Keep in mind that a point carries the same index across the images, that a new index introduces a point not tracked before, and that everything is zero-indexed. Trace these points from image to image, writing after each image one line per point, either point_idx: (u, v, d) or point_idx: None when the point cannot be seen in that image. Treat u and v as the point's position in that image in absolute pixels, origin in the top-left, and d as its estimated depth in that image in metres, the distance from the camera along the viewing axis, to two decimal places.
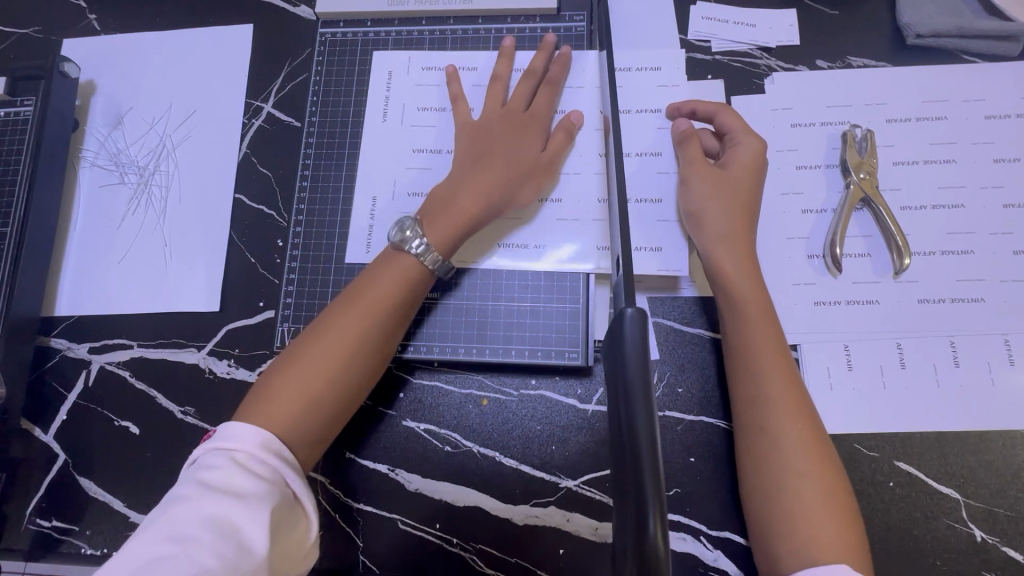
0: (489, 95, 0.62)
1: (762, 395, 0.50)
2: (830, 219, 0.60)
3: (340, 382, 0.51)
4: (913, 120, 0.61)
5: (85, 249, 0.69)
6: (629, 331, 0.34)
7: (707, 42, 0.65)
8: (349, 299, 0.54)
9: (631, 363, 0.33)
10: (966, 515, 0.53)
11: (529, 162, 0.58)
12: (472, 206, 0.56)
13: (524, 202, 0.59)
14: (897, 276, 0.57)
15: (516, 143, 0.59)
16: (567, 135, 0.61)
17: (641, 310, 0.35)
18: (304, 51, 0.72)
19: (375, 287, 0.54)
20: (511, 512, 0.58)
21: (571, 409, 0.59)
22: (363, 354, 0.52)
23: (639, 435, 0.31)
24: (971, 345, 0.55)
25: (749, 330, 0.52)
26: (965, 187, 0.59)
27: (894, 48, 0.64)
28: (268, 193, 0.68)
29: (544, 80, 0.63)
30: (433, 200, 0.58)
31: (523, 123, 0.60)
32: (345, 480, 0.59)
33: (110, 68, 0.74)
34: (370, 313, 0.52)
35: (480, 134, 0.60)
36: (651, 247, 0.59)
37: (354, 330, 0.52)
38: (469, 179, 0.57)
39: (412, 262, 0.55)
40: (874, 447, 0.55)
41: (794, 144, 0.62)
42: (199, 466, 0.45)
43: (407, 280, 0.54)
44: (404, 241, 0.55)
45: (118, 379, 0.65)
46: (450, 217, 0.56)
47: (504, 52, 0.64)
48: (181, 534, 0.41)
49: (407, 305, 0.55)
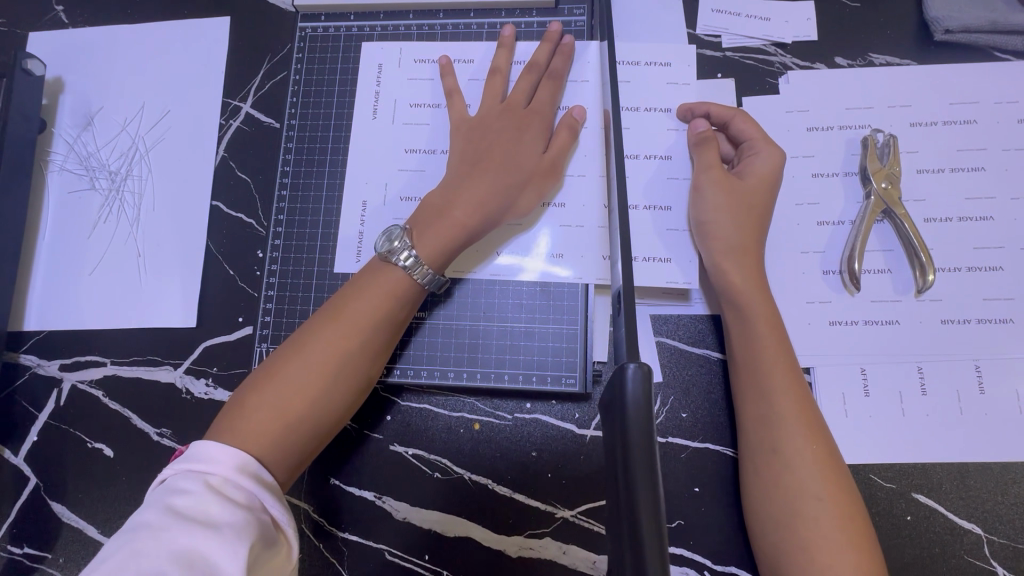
0: (487, 91, 0.58)
1: (777, 420, 0.46)
2: (847, 232, 0.55)
3: (321, 406, 0.47)
4: (939, 123, 0.56)
5: (54, 259, 0.65)
6: (630, 392, 0.30)
7: (717, 37, 0.61)
8: (334, 310, 0.49)
9: (632, 421, 0.29)
10: (988, 552, 0.50)
11: (529, 165, 0.54)
12: (466, 214, 0.52)
13: (524, 210, 0.55)
14: (919, 295, 0.53)
15: (514, 144, 0.54)
16: (572, 132, 0.56)
17: (645, 367, 0.30)
18: (285, 47, 0.67)
19: (359, 302, 0.49)
20: (504, 543, 0.54)
21: (567, 435, 0.56)
22: (349, 370, 0.48)
23: (637, 511, 0.27)
24: (998, 370, 0.52)
25: (762, 347, 0.48)
26: (995, 198, 0.55)
27: (920, 44, 0.59)
28: (247, 200, 0.64)
29: (545, 74, 0.58)
30: (426, 208, 0.53)
31: (522, 122, 0.55)
32: (328, 509, 0.56)
33: (79, 64, 0.69)
34: (357, 327, 0.48)
35: (477, 134, 0.55)
36: (661, 258, 0.55)
37: (337, 349, 0.48)
38: (464, 185, 0.53)
39: (401, 276, 0.50)
40: (892, 478, 0.51)
41: (809, 150, 0.57)
42: (166, 492, 0.40)
43: (395, 295, 0.50)
44: (392, 252, 0.50)
45: (91, 399, 0.62)
46: (440, 227, 0.51)
47: (503, 42, 0.59)
48: (147, 568, 0.36)
49: (395, 321, 0.51)
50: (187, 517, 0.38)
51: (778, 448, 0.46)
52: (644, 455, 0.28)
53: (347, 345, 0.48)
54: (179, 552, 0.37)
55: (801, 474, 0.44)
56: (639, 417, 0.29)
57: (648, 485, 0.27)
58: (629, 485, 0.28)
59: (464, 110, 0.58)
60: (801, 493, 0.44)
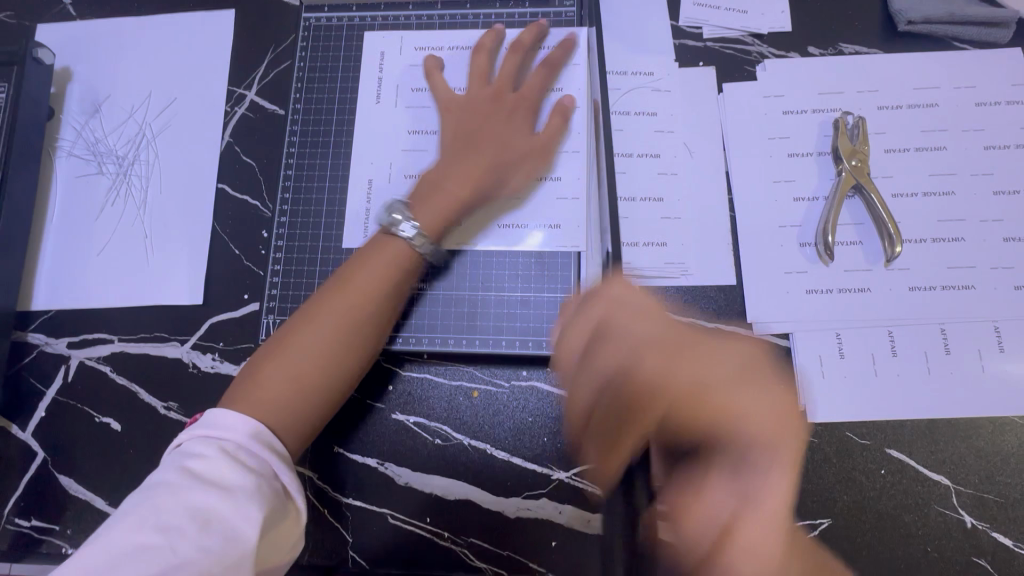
0: (474, 72, 0.61)
1: (754, 488, 0.31)
2: (822, 207, 0.59)
3: (331, 370, 0.49)
4: (905, 107, 0.61)
5: (62, 241, 0.67)
6: None
7: (698, 28, 0.64)
8: (338, 283, 0.52)
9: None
10: (957, 502, 0.53)
11: (518, 146, 0.58)
12: (461, 190, 0.55)
13: (515, 184, 0.59)
14: (888, 264, 0.57)
15: (505, 126, 0.58)
16: (564, 117, 0.60)
17: None
18: (288, 37, 0.70)
19: (363, 273, 0.52)
20: (503, 505, 0.57)
21: (562, 399, 0.58)
22: (352, 340, 0.50)
23: None
24: (962, 333, 0.55)
25: (617, 368, 0.39)
26: (956, 174, 0.59)
27: (885, 33, 0.63)
28: (252, 183, 0.67)
29: (533, 61, 0.62)
30: (422, 183, 0.56)
31: (512, 102, 0.59)
32: (333, 475, 0.58)
33: (86, 54, 0.72)
34: (361, 299, 0.51)
35: (469, 114, 0.59)
36: (657, 241, 0.59)
37: (345, 316, 0.50)
38: (458, 162, 0.56)
39: (403, 247, 0.53)
40: (865, 434, 0.55)
41: (786, 132, 0.61)
42: (182, 454, 0.43)
43: (397, 266, 0.53)
44: (395, 225, 0.54)
45: (99, 375, 0.63)
46: (439, 201, 0.55)
47: (486, 25, 0.63)
48: (166, 522, 0.39)
49: (397, 291, 0.53)
50: (201, 478, 0.41)
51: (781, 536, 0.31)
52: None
53: (353, 313, 0.51)
54: (194, 512, 0.39)
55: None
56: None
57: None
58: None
59: (446, 92, 0.62)
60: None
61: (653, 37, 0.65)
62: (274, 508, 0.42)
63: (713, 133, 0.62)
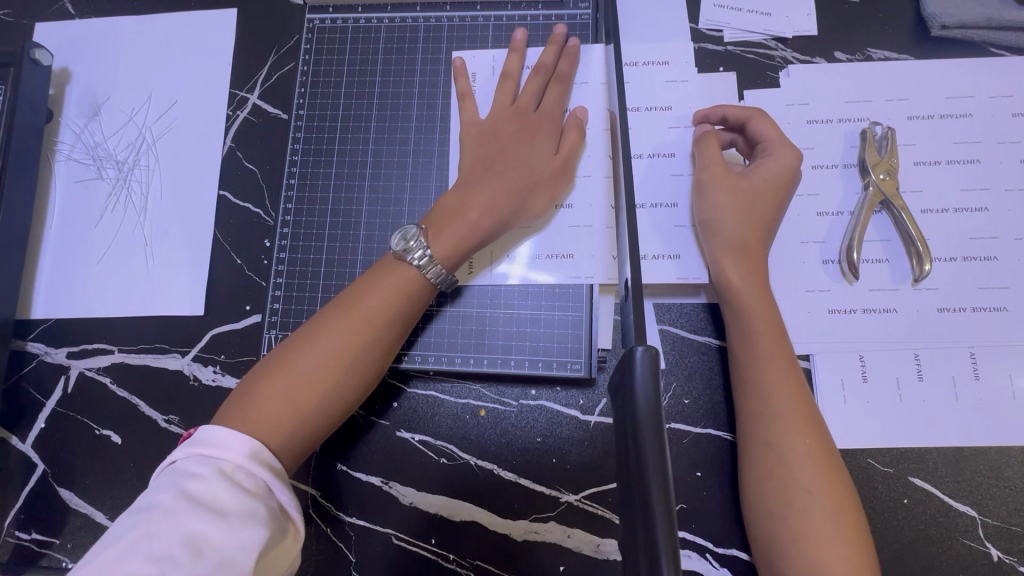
0: (499, 95, 0.59)
1: (757, 351, 0.50)
2: (847, 223, 0.57)
3: (329, 394, 0.48)
4: (936, 117, 0.58)
5: (61, 248, 0.65)
6: (638, 374, 0.30)
7: (719, 32, 0.62)
8: (345, 305, 0.50)
9: (640, 406, 0.29)
10: (983, 534, 0.51)
11: (539, 168, 0.55)
12: (481, 217, 0.53)
13: (537, 212, 0.56)
14: (916, 284, 0.54)
15: (525, 148, 0.55)
16: (580, 131, 0.57)
17: (653, 350, 0.31)
18: (292, 39, 0.68)
19: (369, 297, 0.50)
20: (510, 527, 0.55)
21: (572, 420, 0.57)
22: (358, 366, 0.49)
23: (650, 499, 0.26)
24: (992, 357, 0.53)
25: (722, 251, 0.52)
26: (990, 189, 0.56)
27: (917, 38, 0.60)
28: (254, 191, 0.65)
29: (554, 76, 0.59)
30: (439, 211, 0.54)
31: (532, 123, 0.57)
32: (336, 494, 0.57)
33: (85, 55, 0.70)
34: (368, 323, 0.49)
35: (490, 137, 0.56)
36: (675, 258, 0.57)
37: (349, 342, 0.48)
38: (477, 188, 0.54)
39: (413, 274, 0.51)
40: (889, 462, 0.53)
41: (810, 142, 0.59)
42: (178, 476, 0.41)
43: (405, 291, 0.51)
44: (407, 251, 0.51)
45: (99, 386, 0.62)
46: (455, 230, 0.52)
47: (515, 45, 0.60)
48: (159, 550, 0.37)
49: (405, 318, 0.51)
50: (199, 502, 0.39)
51: (762, 383, 0.49)
52: (655, 439, 0.28)
53: (357, 339, 0.49)
54: (190, 537, 0.37)
55: (793, 450, 0.46)
56: (650, 408, 0.29)
57: (659, 467, 0.27)
58: (640, 468, 0.28)
59: (476, 113, 0.59)
60: (785, 504, 0.45)
61: (672, 40, 0.62)
62: (274, 531, 0.40)
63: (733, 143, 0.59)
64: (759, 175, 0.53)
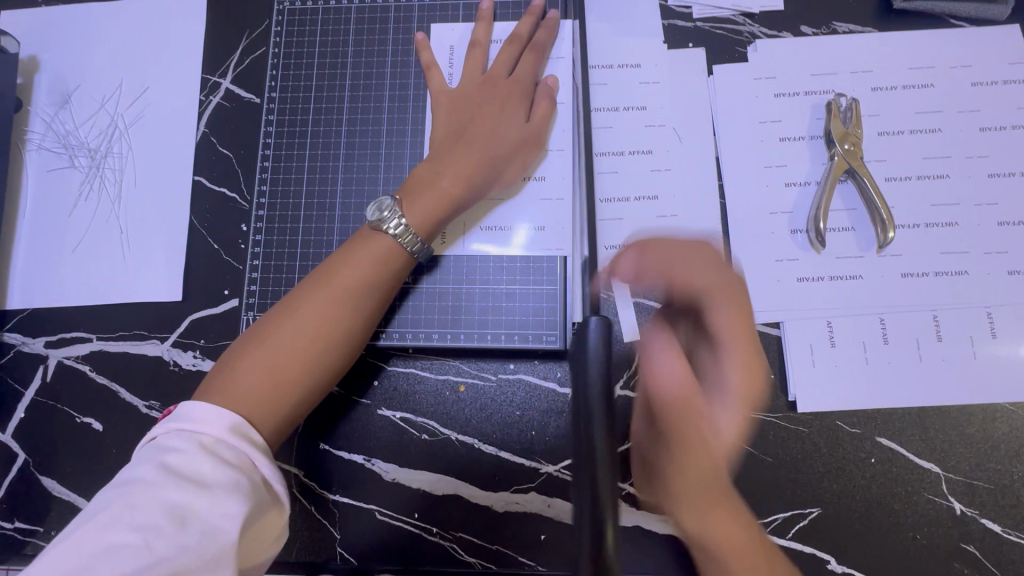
0: (468, 65, 0.59)
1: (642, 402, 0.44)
2: (814, 193, 0.58)
3: (309, 366, 0.48)
4: (899, 88, 0.59)
5: (35, 238, 0.65)
6: (592, 340, 0.38)
7: (688, 8, 0.62)
8: (323, 277, 0.50)
9: (592, 361, 0.38)
10: (946, 489, 0.53)
11: (514, 136, 0.56)
12: (454, 184, 0.53)
13: (509, 179, 0.57)
14: (881, 250, 0.56)
15: (497, 114, 0.56)
16: (551, 100, 0.58)
17: (604, 319, 0.39)
18: (263, 22, 0.67)
19: (348, 267, 0.50)
20: (492, 499, 0.56)
21: (550, 393, 0.58)
22: (337, 337, 0.49)
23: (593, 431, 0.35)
24: (955, 319, 0.55)
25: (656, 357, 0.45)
26: (951, 157, 0.57)
27: (880, 11, 0.61)
28: (229, 175, 0.65)
29: (529, 46, 0.60)
30: (415, 180, 0.54)
31: (503, 89, 0.57)
32: (320, 472, 0.58)
33: (53, 43, 0.69)
34: (346, 295, 0.49)
35: (463, 106, 0.57)
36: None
37: (328, 314, 0.49)
38: (452, 156, 0.54)
39: (389, 243, 0.51)
40: (857, 423, 0.54)
41: (777, 115, 0.60)
42: (158, 450, 0.41)
43: (384, 263, 0.51)
44: (382, 221, 0.52)
45: (78, 375, 0.62)
46: (430, 196, 0.53)
47: (482, 14, 0.61)
48: (141, 520, 0.37)
49: (381, 291, 0.51)
50: (180, 474, 0.39)
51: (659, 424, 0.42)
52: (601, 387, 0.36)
53: (337, 308, 0.49)
54: (172, 508, 0.38)
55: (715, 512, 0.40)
56: (598, 368, 0.38)
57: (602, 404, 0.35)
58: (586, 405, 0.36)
59: (444, 84, 0.60)
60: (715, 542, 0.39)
61: (641, 16, 0.62)
62: (257, 502, 0.41)
63: (703, 117, 0.60)
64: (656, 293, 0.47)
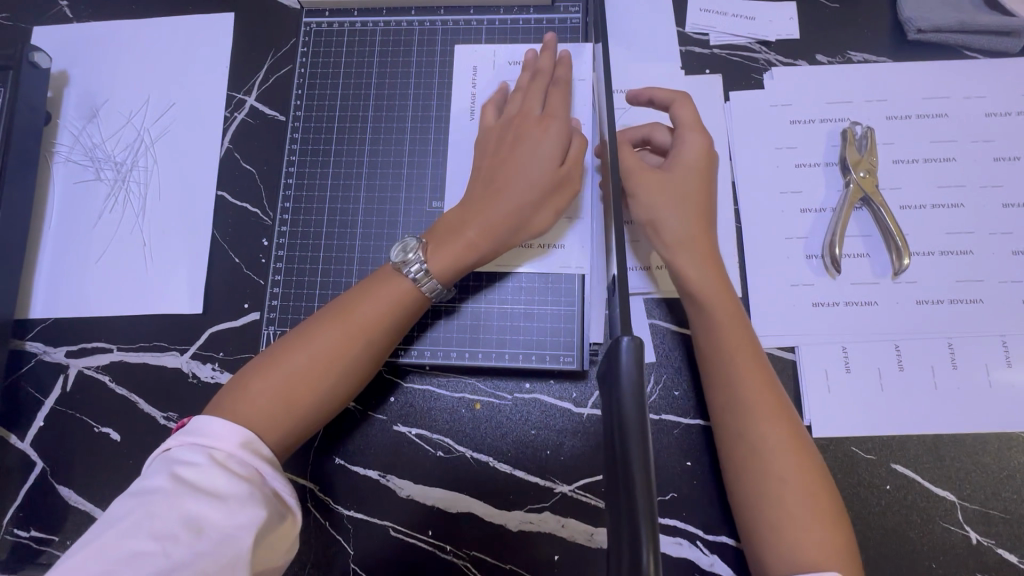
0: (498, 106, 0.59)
1: (726, 347, 0.49)
2: (829, 219, 0.59)
3: (319, 394, 0.48)
4: (914, 117, 0.60)
5: (60, 249, 0.66)
6: (624, 362, 0.31)
7: (705, 35, 0.63)
8: (342, 311, 0.51)
9: (627, 399, 0.30)
10: (962, 518, 0.53)
11: (544, 183, 0.54)
12: (479, 234, 0.53)
13: (541, 228, 0.55)
14: (896, 277, 0.56)
15: (528, 156, 0.54)
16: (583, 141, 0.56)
17: (637, 341, 0.31)
18: (289, 41, 0.69)
19: (369, 303, 0.51)
20: (506, 518, 0.56)
21: (566, 412, 0.58)
22: (349, 369, 0.49)
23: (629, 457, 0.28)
24: (970, 347, 0.55)
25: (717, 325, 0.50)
26: (965, 186, 0.58)
27: (895, 42, 0.62)
28: (252, 191, 0.66)
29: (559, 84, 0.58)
30: (441, 226, 0.54)
31: (534, 129, 0.56)
32: (335, 486, 0.58)
33: (84, 58, 0.71)
34: (361, 331, 0.50)
35: (495, 147, 0.57)
36: None
37: (343, 347, 0.49)
38: (479, 205, 0.54)
39: (411, 287, 0.52)
40: (872, 449, 0.54)
41: (793, 142, 0.61)
42: (172, 463, 0.41)
43: (403, 303, 0.51)
44: (405, 263, 0.52)
45: (98, 384, 0.63)
46: (452, 246, 0.52)
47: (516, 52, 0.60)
48: (159, 529, 0.38)
49: (397, 329, 0.52)
50: (194, 486, 0.40)
51: (725, 358, 0.49)
52: (639, 422, 0.29)
53: (352, 343, 0.49)
54: (188, 518, 0.38)
55: (767, 444, 0.46)
56: (636, 396, 0.30)
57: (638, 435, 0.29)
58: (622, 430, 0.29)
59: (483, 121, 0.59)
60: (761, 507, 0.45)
61: (659, 44, 0.64)
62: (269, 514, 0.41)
63: (720, 142, 0.61)
64: (680, 162, 0.53)
